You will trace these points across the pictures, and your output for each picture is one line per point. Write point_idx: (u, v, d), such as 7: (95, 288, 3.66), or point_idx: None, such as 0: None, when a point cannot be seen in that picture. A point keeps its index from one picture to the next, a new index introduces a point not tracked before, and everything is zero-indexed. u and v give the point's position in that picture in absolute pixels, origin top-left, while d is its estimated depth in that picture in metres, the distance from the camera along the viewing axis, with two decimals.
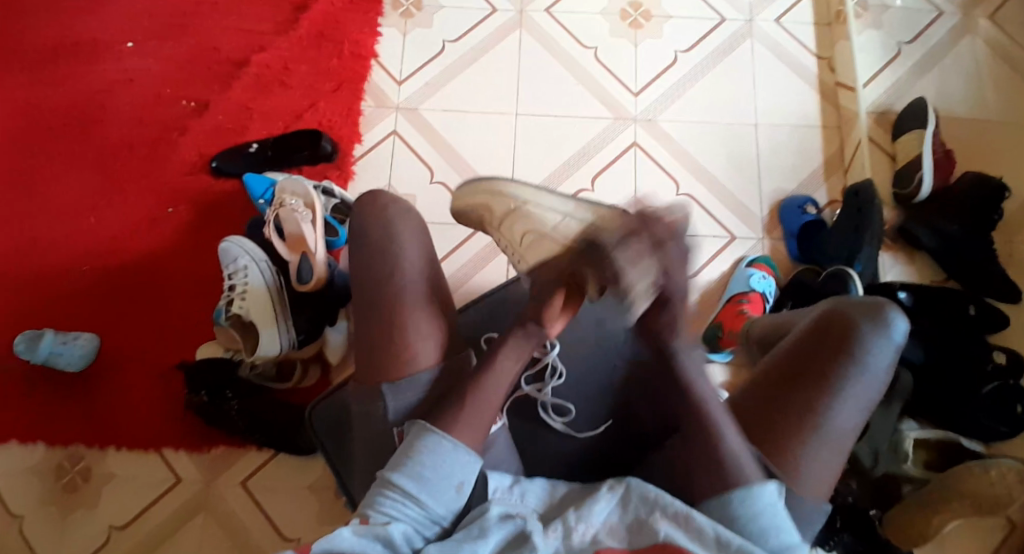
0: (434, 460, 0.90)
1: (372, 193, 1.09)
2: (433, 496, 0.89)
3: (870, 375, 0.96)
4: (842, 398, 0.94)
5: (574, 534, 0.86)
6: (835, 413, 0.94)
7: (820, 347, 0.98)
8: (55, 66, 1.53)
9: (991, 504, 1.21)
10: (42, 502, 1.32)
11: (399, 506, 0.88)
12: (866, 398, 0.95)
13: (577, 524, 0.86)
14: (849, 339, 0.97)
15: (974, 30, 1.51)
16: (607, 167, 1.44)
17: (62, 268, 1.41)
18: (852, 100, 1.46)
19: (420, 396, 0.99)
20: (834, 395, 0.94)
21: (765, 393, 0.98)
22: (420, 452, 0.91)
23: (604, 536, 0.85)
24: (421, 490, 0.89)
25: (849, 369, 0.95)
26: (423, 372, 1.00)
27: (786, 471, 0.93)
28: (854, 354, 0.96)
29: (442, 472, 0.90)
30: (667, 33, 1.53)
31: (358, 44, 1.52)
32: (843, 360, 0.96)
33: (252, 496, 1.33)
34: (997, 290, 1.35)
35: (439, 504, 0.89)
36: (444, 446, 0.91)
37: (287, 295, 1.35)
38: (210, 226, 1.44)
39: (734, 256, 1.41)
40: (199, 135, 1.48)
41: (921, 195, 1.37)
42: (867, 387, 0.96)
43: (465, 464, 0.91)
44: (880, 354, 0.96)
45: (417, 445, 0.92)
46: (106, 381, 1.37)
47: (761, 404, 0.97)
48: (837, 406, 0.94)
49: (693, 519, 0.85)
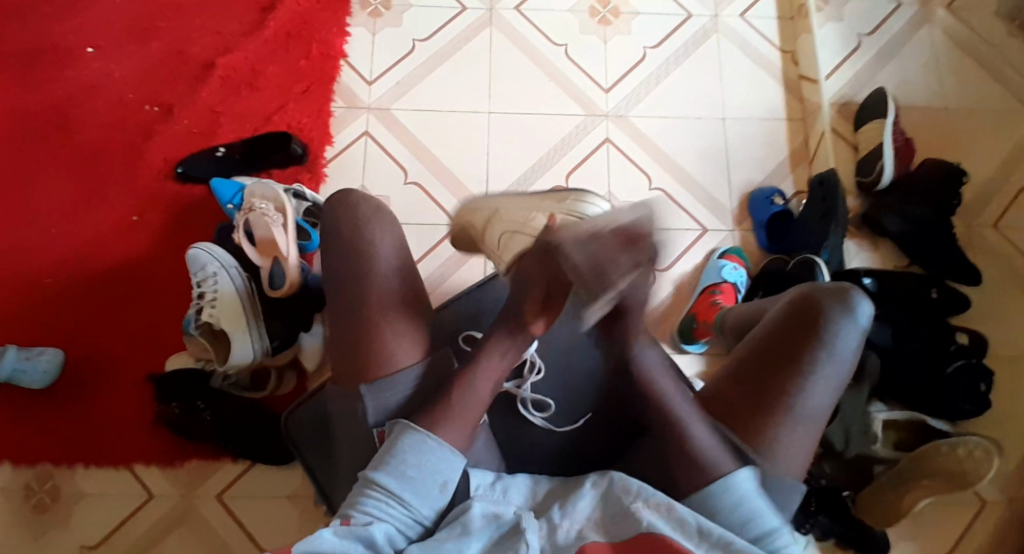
0: (418, 459, 0.90)
1: (344, 193, 1.06)
2: (416, 495, 0.88)
3: (840, 356, 0.96)
4: (812, 384, 0.95)
5: (558, 531, 0.86)
6: (804, 399, 0.95)
7: (790, 333, 0.98)
8: (8, 71, 1.47)
9: (960, 479, 1.23)
10: (9, 524, 1.28)
11: (381, 506, 0.87)
12: (836, 381, 0.96)
13: (562, 521, 0.87)
14: (815, 325, 0.97)
15: (931, 22, 1.55)
16: (581, 163, 1.44)
17: (23, 280, 1.36)
18: (817, 92, 1.48)
19: (408, 397, 0.98)
20: (804, 382, 0.95)
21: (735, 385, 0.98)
22: (403, 451, 0.90)
23: (588, 532, 0.86)
24: (403, 489, 0.88)
25: (818, 354, 0.96)
26: (407, 370, 0.99)
27: (759, 456, 0.94)
28: (822, 340, 0.96)
29: (426, 471, 0.89)
30: (636, 28, 1.54)
31: (326, 45, 1.49)
32: (812, 346, 0.96)
33: (229, 509, 1.30)
34: (960, 275, 1.39)
35: (421, 503, 0.88)
36: (427, 444, 0.91)
37: (257, 298, 1.32)
38: (177, 234, 1.40)
39: (708, 248, 1.42)
40: (163, 139, 1.44)
41: (882, 184, 1.41)
42: (836, 369, 0.96)
43: (449, 463, 0.90)
44: (848, 339, 0.96)
45: (401, 444, 0.91)
46: (73, 396, 1.33)
47: (732, 392, 0.98)
48: (806, 392, 0.95)
49: (676, 512, 0.85)
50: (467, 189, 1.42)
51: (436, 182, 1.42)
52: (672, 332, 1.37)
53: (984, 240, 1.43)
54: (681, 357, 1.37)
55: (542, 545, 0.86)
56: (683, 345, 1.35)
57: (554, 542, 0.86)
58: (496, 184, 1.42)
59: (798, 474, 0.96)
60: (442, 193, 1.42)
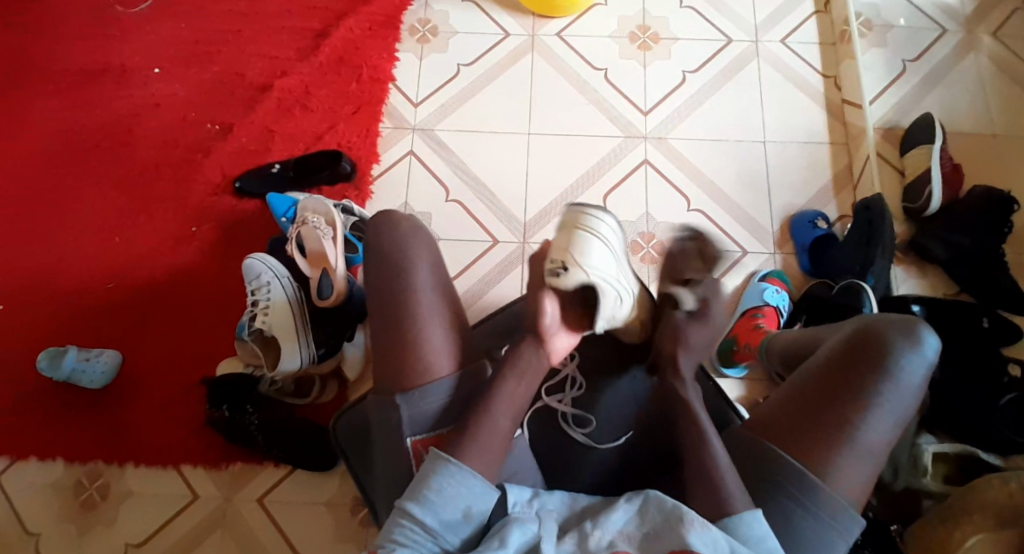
0: (444, 485, 0.92)
1: (384, 211, 1.11)
2: (441, 522, 0.90)
3: (903, 390, 0.98)
4: (874, 414, 0.97)
5: (590, 539, 0.88)
6: (865, 428, 0.97)
7: (852, 362, 1.00)
8: (83, 91, 1.57)
9: (1010, 514, 1.17)
10: (61, 519, 1.34)
11: (410, 533, 0.90)
12: (897, 415, 0.98)
13: (594, 530, 0.89)
14: (881, 356, 0.99)
15: (978, 47, 1.53)
16: (618, 184, 1.47)
17: (86, 286, 1.44)
18: (860, 117, 1.48)
19: (443, 404, 1.01)
20: (866, 412, 0.97)
21: (795, 412, 1.00)
22: (429, 479, 0.92)
23: (619, 541, 0.88)
24: (428, 516, 0.90)
25: (881, 385, 0.98)
26: (437, 382, 1.02)
27: (818, 482, 0.96)
28: (888, 370, 0.98)
29: (452, 497, 0.91)
30: (675, 54, 1.56)
31: (376, 69, 1.56)
32: (876, 376, 0.98)
33: (269, 512, 1.34)
34: (1010, 303, 1.35)
35: (445, 529, 0.90)
36: (452, 470, 0.92)
37: (308, 310, 1.37)
38: (231, 245, 1.46)
39: (747, 270, 1.42)
40: (221, 156, 1.52)
41: (931, 210, 1.39)
42: (900, 402, 0.98)
43: (473, 487, 0.92)
44: (913, 370, 0.99)
45: (427, 473, 0.93)
46: (126, 396, 1.39)
47: (792, 419, 1.00)
48: (868, 422, 0.97)
49: (710, 530, 0.87)
50: (506, 207, 1.46)
51: (476, 199, 1.46)
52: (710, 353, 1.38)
53: None
54: (721, 380, 1.38)
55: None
56: (723, 367, 1.37)
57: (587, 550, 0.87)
58: (533, 203, 1.45)
59: (855, 503, 0.98)
60: (482, 211, 1.45)
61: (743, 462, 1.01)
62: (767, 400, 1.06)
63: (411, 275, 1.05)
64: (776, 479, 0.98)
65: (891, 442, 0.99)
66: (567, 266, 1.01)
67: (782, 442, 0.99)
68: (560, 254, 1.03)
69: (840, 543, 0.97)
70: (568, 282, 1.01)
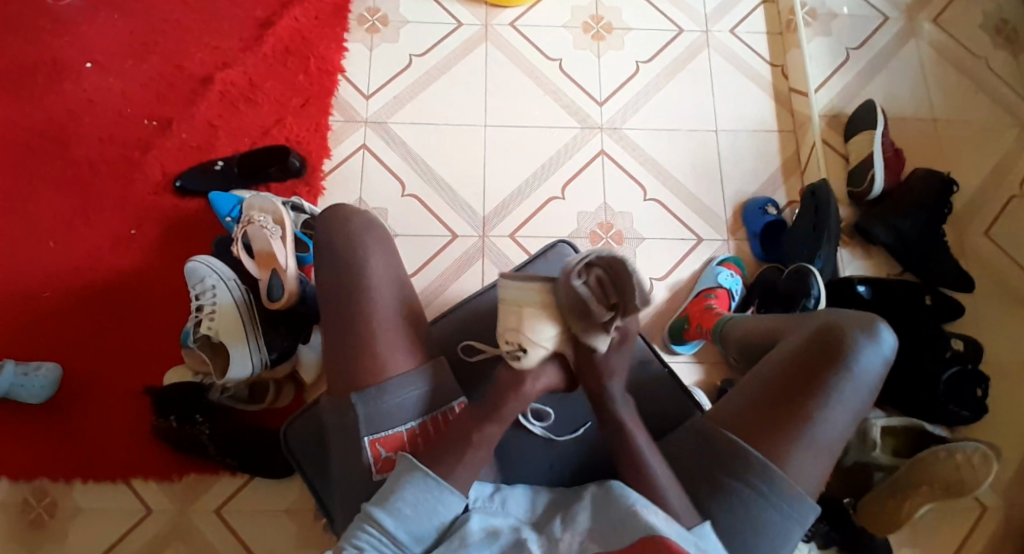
0: (417, 497, 0.91)
1: (335, 208, 1.09)
2: (409, 533, 0.90)
3: (861, 384, 1.02)
4: (834, 408, 1.01)
5: (559, 542, 0.89)
6: (826, 421, 1.00)
7: (813, 358, 1.03)
8: (7, 84, 1.47)
9: (957, 486, 1.23)
10: (3, 541, 1.26)
11: (374, 541, 0.89)
12: (855, 408, 1.02)
13: (563, 533, 0.89)
14: (841, 352, 1.02)
15: (916, 36, 1.59)
16: (577, 175, 1.47)
17: (19, 294, 1.36)
18: (806, 104, 1.51)
19: (398, 404, 1.00)
20: (827, 406, 1.01)
21: (758, 405, 1.03)
22: (401, 489, 0.92)
23: (588, 542, 0.88)
24: (396, 527, 0.89)
25: (844, 379, 1.01)
26: (394, 381, 1.01)
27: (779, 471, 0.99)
28: (848, 366, 1.02)
29: (424, 510, 0.91)
30: (628, 44, 1.57)
31: (324, 60, 1.51)
32: (836, 372, 1.02)
33: (227, 523, 1.29)
34: (951, 282, 1.41)
35: (413, 540, 0.90)
36: (426, 482, 0.92)
37: (256, 312, 1.32)
38: (177, 247, 1.40)
39: (704, 256, 1.44)
40: (162, 152, 1.44)
41: (873, 194, 1.44)
42: (857, 396, 1.02)
43: (447, 504, 0.92)
44: (871, 365, 1.03)
45: (400, 483, 0.92)
46: (70, 409, 1.32)
47: (756, 412, 1.03)
48: (828, 415, 1.00)
49: (675, 524, 0.90)
50: (464, 201, 1.44)
51: (433, 193, 1.44)
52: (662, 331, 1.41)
53: (971, 248, 1.46)
54: (673, 358, 1.40)
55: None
56: (672, 346, 1.39)
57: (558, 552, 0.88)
58: (492, 196, 1.44)
59: (813, 491, 1.01)
60: (439, 205, 1.43)
61: (707, 455, 1.03)
62: (730, 391, 1.08)
63: (366, 271, 1.03)
64: (739, 470, 1.00)
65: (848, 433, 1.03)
66: (525, 348, 0.98)
67: (745, 435, 1.02)
68: (512, 333, 0.99)
69: (797, 531, 1.00)
70: (531, 361, 0.99)
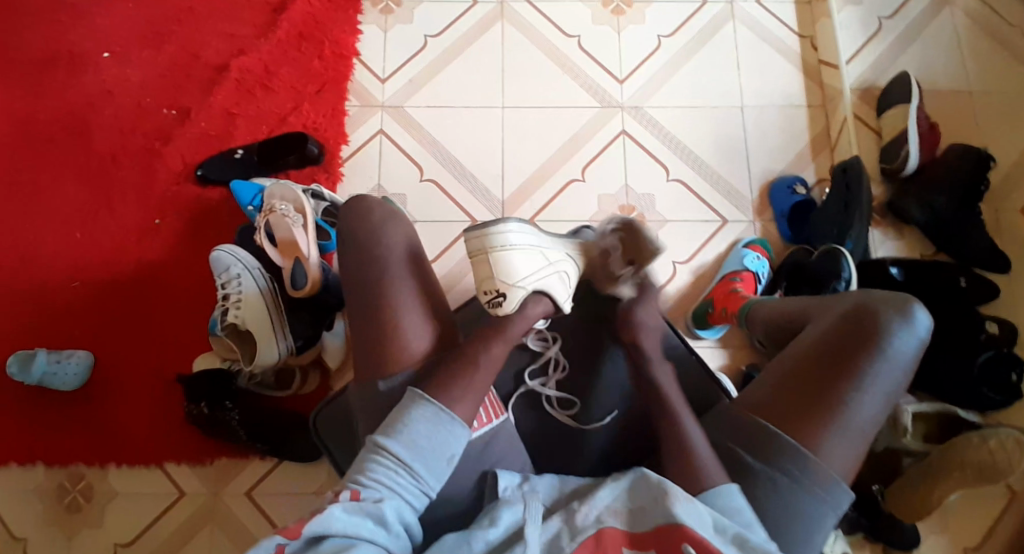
0: (431, 430, 0.95)
1: (356, 199, 1.07)
2: (424, 467, 0.94)
3: (894, 366, 0.99)
4: (869, 391, 0.98)
5: (578, 516, 0.91)
6: (861, 405, 0.97)
7: (845, 340, 1.00)
8: (30, 77, 1.49)
9: (990, 472, 1.18)
10: (44, 523, 1.31)
11: (390, 474, 0.93)
12: (889, 391, 0.99)
13: (582, 507, 0.91)
14: (876, 333, 1.00)
15: (952, 3, 1.51)
16: (597, 156, 1.44)
17: (50, 284, 1.39)
18: (837, 78, 1.46)
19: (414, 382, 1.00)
20: (863, 389, 0.98)
21: (789, 390, 1.00)
22: (414, 423, 0.95)
23: (606, 517, 0.90)
24: (413, 460, 0.93)
25: (879, 361, 0.98)
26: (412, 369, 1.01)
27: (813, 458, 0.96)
28: (883, 349, 0.99)
29: (437, 443, 0.95)
30: (649, 18, 1.52)
31: (338, 44, 1.49)
32: (871, 355, 0.99)
33: (257, 505, 1.32)
34: (987, 262, 1.36)
35: (428, 472, 0.94)
36: (442, 419, 0.95)
37: (282, 303, 1.33)
38: (200, 235, 1.42)
39: (729, 238, 1.41)
40: (181, 142, 1.45)
41: (907, 171, 1.38)
42: (892, 378, 0.99)
43: (457, 437, 0.96)
44: (906, 346, 1.00)
45: (413, 415, 0.95)
46: (102, 397, 1.35)
47: (786, 398, 1.00)
48: (864, 399, 0.97)
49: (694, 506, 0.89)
50: (483, 185, 1.42)
51: (450, 177, 1.43)
52: (685, 316, 1.38)
53: (1010, 226, 1.39)
54: (697, 342, 1.37)
55: (562, 528, 0.90)
56: (696, 330, 1.36)
57: (574, 527, 0.90)
58: (510, 180, 1.42)
59: (848, 478, 0.98)
60: (458, 189, 1.42)
61: (736, 439, 1.00)
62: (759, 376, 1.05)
63: (385, 261, 1.03)
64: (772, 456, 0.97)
65: (881, 415, 1.00)
66: (505, 292, 1.05)
67: (775, 421, 0.99)
68: (489, 286, 1.06)
69: (831, 516, 0.98)
70: (511, 307, 1.04)
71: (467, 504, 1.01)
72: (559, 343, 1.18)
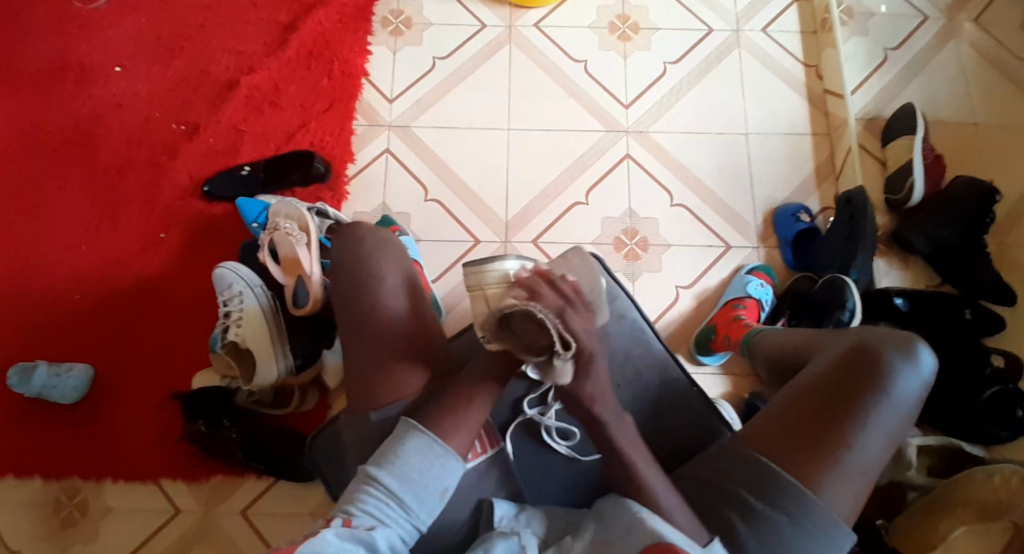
0: (424, 462, 0.94)
1: (350, 225, 1.09)
2: (417, 500, 0.93)
3: (897, 407, 0.98)
4: (872, 432, 0.96)
5: (568, 548, 0.92)
6: (863, 446, 0.96)
7: (847, 377, 0.99)
8: (40, 90, 1.50)
9: (995, 511, 1.18)
10: (37, 538, 1.30)
11: (382, 505, 0.92)
12: (892, 432, 0.97)
13: (573, 540, 0.92)
14: (877, 373, 0.98)
15: (958, 35, 1.51)
16: (600, 180, 1.44)
17: (52, 297, 1.39)
18: (842, 107, 1.46)
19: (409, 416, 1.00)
20: (864, 430, 0.96)
21: (790, 428, 0.98)
22: (407, 454, 0.94)
23: (598, 547, 0.90)
24: (405, 492, 0.93)
25: (880, 402, 0.97)
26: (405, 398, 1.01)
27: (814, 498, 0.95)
28: (884, 390, 0.98)
29: (430, 475, 0.94)
30: (656, 44, 1.53)
31: (348, 64, 1.50)
32: (872, 394, 0.98)
33: (251, 527, 1.31)
34: (993, 294, 1.35)
35: (420, 505, 0.93)
36: (436, 450, 0.95)
37: (283, 321, 1.32)
38: (203, 251, 1.42)
39: (732, 264, 1.41)
40: (188, 157, 1.46)
41: (911, 203, 1.39)
42: (894, 419, 0.97)
43: (452, 470, 0.95)
44: (908, 387, 0.98)
45: (405, 446, 0.95)
46: (99, 411, 1.35)
47: (788, 434, 0.98)
48: (866, 440, 0.96)
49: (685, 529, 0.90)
50: (487, 207, 1.42)
51: (455, 198, 1.43)
52: (688, 343, 1.37)
53: (1016, 258, 1.39)
54: (699, 368, 1.37)
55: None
56: (699, 357, 1.35)
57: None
58: (515, 201, 1.42)
59: (850, 519, 0.96)
60: (462, 211, 1.42)
61: (737, 477, 0.98)
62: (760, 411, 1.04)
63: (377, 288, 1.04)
64: (771, 489, 0.96)
65: (885, 457, 0.98)
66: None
67: (776, 457, 0.97)
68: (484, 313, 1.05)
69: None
70: None
71: (465, 530, 1.01)
72: None
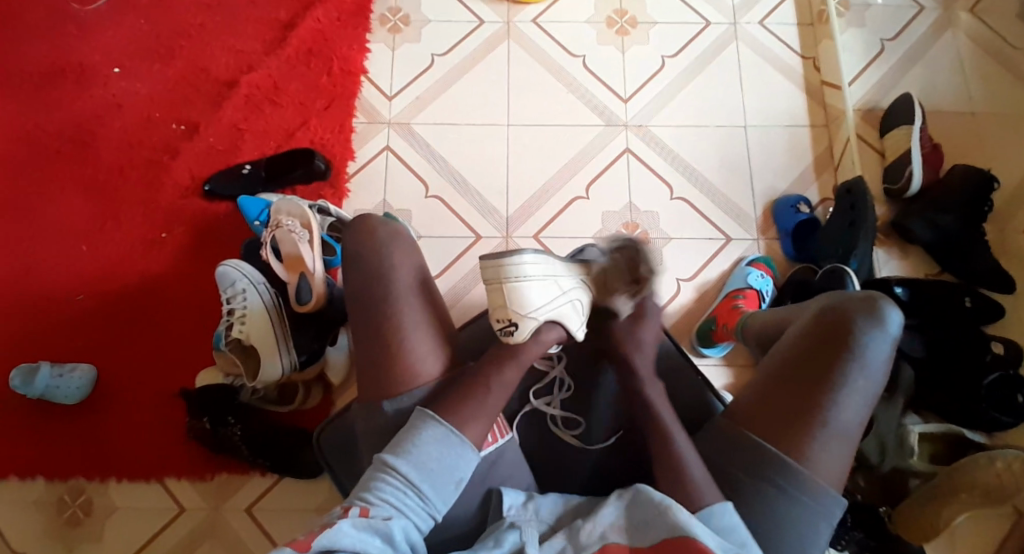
0: (440, 451, 0.95)
1: (361, 217, 1.08)
2: (433, 488, 0.94)
3: (870, 369, 0.97)
4: (847, 396, 0.96)
5: (581, 533, 0.90)
6: (840, 411, 0.96)
7: (818, 344, 0.99)
8: (41, 92, 1.51)
9: (995, 494, 1.21)
10: (44, 537, 1.30)
11: (398, 493, 0.93)
12: (868, 396, 0.97)
13: (586, 523, 0.91)
14: (847, 337, 0.98)
15: (954, 25, 1.52)
16: (600, 174, 1.45)
17: (56, 298, 1.39)
18: (840, 98, 1.46)
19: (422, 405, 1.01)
20: (839, 395, 0.96)
21: (767, 401, 0.99)
22: (424, 443, 0.95)
23: (611, 533, 0.90)
24: (422, 481, 0.93)
25: (852, 365, 0.97)
26: (420, 386, 1.02)
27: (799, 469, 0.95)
28: (854, 352, 0.97)
29: (446, 464, 0.95)
30: (654, 39, 1.53)
31: (346, 61, 1.51)
32: (843, 358, 0.97)
33: (256, 524, 1.31)
34: (992, 281, 1.35)
35: (437, 494, 0.94)
36: (452, 440, 0.96)
37: (286, 318, 1.32)
38: (205, 250, 1.42)
39: (733, 256, 1.41)
40: (189, 157, 1.46)
41: (910, 191, 1.39)
42: (869, 381, 0.97)
43: (467, 460, 0.96)
44: (878, 347, 0.97)
45: (422, 435, 0.95)
46: (104, 410, 1.35)
47: (767, 408, 0.99)
48: (842, 405, 0.96)
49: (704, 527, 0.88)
50: (488, 203, 1.43)
51: (455, 194, 1.43)
52: (689, 335, 1.37)
53: (1013, 246, 1.40)
54: (703, 360, 1.36)
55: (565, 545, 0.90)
56: (702, 348, 1.35)
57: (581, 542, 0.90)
58: (515, 196, 1.43)
59: (837, 486, 0.97)
60: (463, 206, 1.43)
61: (732, 460, 0.98)
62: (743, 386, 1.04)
63: (388, 278, 1.03)
64: (763, 470, 0.96)
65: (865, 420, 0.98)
66: (516, 322, 1.04)
67: (757, 431, 0.98)
68: (500, 313, 1.05)
69: (823, 526, 0.96)
70: (524, 335, 1.03)
71: (472, 522, 1.00)
72: (564, 361, 1.19)
